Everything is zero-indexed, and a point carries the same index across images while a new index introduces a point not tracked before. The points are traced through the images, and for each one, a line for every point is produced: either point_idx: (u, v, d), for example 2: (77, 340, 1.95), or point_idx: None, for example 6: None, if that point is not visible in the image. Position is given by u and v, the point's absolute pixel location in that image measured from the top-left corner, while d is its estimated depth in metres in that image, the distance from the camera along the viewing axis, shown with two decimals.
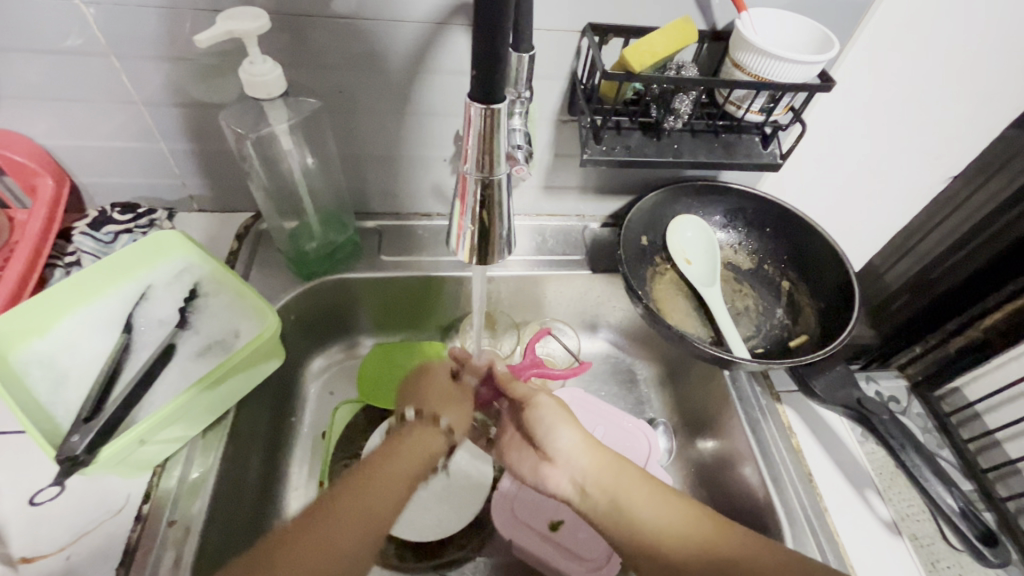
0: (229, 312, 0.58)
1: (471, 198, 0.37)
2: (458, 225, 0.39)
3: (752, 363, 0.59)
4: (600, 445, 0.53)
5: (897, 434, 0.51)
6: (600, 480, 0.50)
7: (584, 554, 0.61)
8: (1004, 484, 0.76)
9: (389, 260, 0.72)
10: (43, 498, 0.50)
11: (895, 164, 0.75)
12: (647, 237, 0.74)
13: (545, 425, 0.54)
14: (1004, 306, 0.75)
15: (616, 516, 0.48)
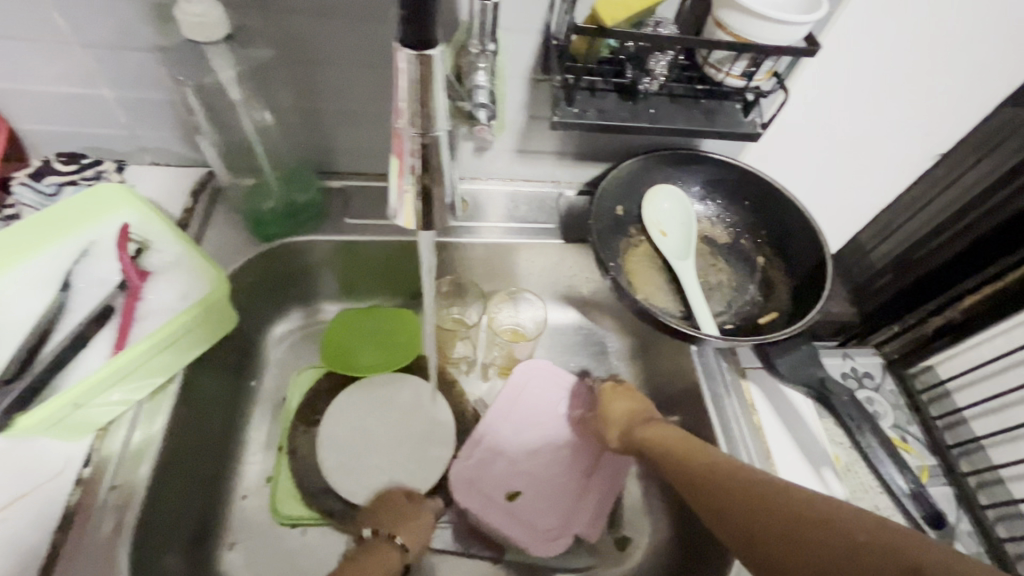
0: (178, 274, 0.55)
1: (407, 160, 0.34)
2: (397, 188, 0.36)
3: (717, 340, 0.58)
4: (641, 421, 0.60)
5: (856, 416, 0.51)
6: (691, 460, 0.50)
7: (539, 526, 0.62)
8: (966, 459, 0.80)
9: (354, 223, 0.69)
10: None
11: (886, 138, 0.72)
12: (623, 207, 0.72)
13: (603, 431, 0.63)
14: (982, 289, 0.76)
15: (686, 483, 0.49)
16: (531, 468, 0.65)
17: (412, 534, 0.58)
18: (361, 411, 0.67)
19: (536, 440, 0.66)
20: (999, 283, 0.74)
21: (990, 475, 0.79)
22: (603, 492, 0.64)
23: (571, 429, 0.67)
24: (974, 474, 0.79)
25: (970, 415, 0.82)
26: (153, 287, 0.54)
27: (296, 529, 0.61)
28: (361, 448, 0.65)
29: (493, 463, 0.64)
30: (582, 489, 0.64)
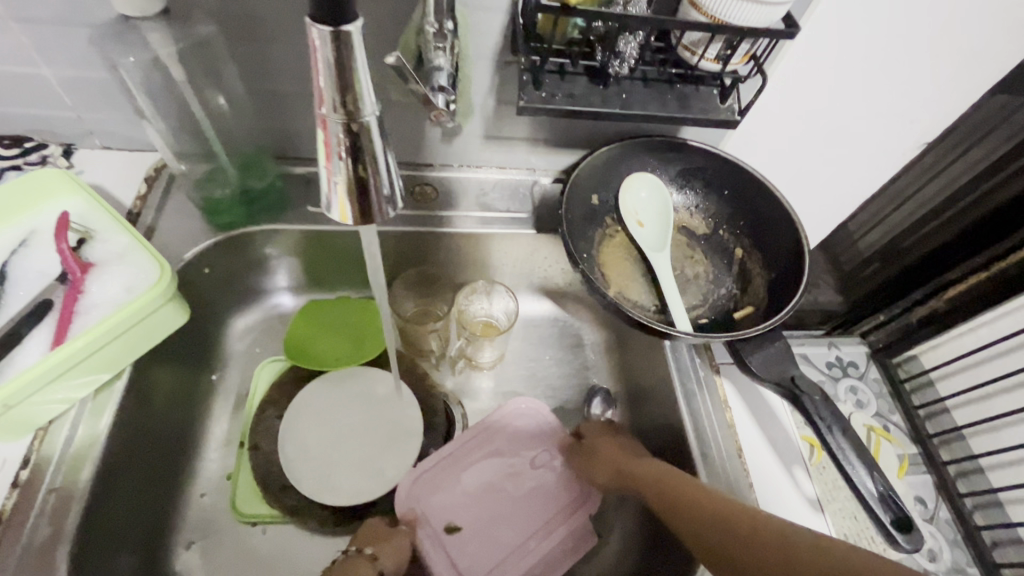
0: (124, 265, 0.52)
1: (334, 150, 0.33)
2: (327, 180, 0.35)
3: (689, 336, 0.56)
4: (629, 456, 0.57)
5: (826, 416, 0.49)
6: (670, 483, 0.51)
7: (468, 572, 0.56)
8: (946, 449, 0.80)
9: (316, 211, 0.66)
10: None
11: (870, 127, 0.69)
12: (598, 196, 0.69)
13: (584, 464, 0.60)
14: (967, 279, 0.75)
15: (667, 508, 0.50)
16: (480, 506, 0.60)
17: (389, 555, 0.53)
18: (326, 405, 0.65)
19: (496, 475, 0.62)
20: (985, 274, 0.72)
21: (969, 464, 0.79)
22: (545, 552, 0.59)
23: (537, 473, 0.62)
24: (954, 463, 0.79)
25: (952, 404, 0.82)
26: (93, 277, 0.51)
27: (255, 527, 0.59)
28: (321, 444, 0.63)
29: (442, 489, 0.60)
30: (528, 543, 0.58)
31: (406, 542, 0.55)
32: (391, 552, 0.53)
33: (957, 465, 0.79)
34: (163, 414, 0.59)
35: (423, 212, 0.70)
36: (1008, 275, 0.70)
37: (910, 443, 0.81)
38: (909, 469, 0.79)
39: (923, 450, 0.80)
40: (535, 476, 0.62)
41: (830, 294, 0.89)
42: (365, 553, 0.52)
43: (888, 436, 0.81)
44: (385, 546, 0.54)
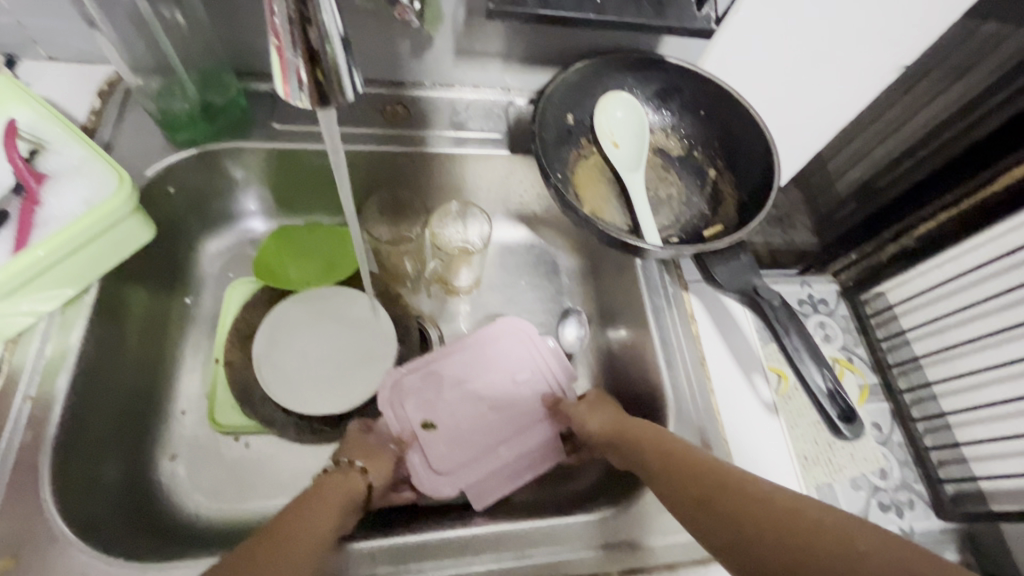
0: (80, 177, 0.50)
1: (287, 46, 0.39)
2: (282, 71, 0.40)
3: (659, 250, 0.56)
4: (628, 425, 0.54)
5: (783, 320, 0.51)
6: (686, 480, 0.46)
7: (438, 468, 0.59)
8: (904, 378, 0.81)
9: (283, 129, 0.64)
10: None
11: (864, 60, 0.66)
12: (573, 115, 0.68)
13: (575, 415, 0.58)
14: (940, 216, 0.74)
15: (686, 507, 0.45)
16: (457, 421, 0.62)
17: (379, 467, 0.55)
18: (303, 325, 0.65)
19: (476, 396, 0.63)
20: (955, 210, 0.72)
21: (925, 391, 0.80)
22: (513, 459, 0.61)
23: (515, 394, 0.64)
24: (910, 391, 0.80)
25: (913, 337, 0.82)
26: (53, 193, 0.50)
27: (238, 439, 0.61)
28: (296, 360, 0.64)
29: (420, 402, 0.62)
30: (497, 444, 0.61)
31: (390, 456, 0.57)
32: (378, 466, 0.55)
33: (913, 393, 0.80)
34: (138, 332, 0.59)
35: (394, 131, 0.68)
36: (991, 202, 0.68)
37: (871, 373, 0.82)
38: (869, 397, 0.80)
39: (884, 380, 0.81)
40: (513, 396, 0.64)
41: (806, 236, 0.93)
42: (357, 466, 0.53)
43: (851, 367, 0.82)
44: (370, 462, 0.54)
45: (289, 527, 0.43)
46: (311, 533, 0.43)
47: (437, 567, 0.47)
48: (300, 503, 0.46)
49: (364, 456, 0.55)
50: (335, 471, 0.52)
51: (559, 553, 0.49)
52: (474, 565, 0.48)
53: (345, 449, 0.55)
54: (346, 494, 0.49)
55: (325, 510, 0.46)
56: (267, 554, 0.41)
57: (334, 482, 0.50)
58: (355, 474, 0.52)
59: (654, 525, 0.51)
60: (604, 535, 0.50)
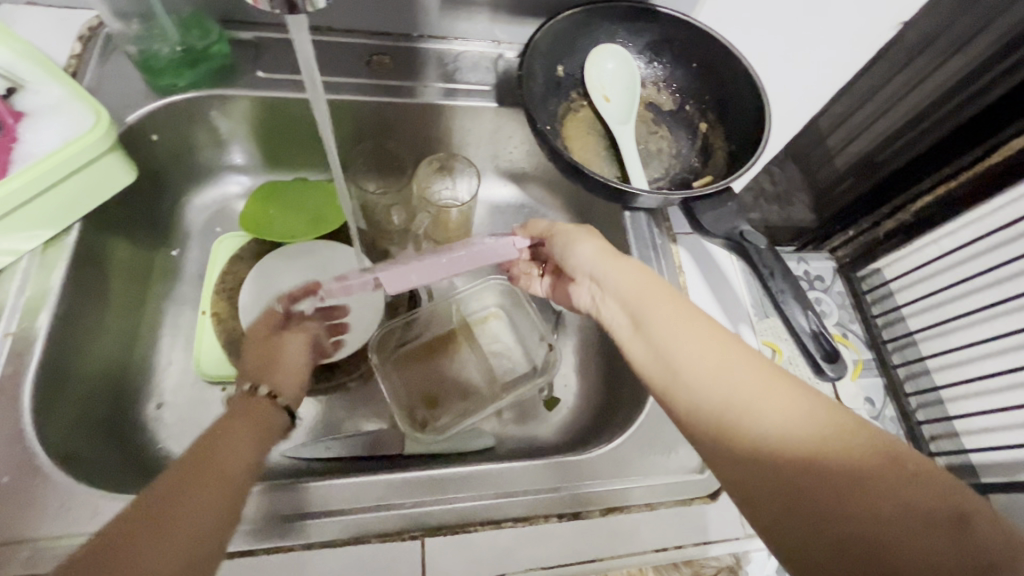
0: (58, 114, 0.50)
1: None
2: None
3: (647, 196, 0.56)
4: (647, 283, 0.47)
5: (770, 264, 0.51)
6: (685, 368, 0.41)
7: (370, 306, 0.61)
8: (898, 354, 0.77)
9: (267, 78, 0.62)
10: None
11: (857, 16, 0.64)
12: (563, 67, 0.67)
13: (562, 249, 0.52)
14: (937, 189, 0.73)
15: (680, 396, 0.41)
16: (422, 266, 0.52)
17: (286, 374, 0.47)
18: (294, 279, 0.66)
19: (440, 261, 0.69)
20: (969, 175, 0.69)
21: (918, 366, 0.77)
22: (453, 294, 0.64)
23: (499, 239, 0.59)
24: (905, 366, 0.76)
25: (908, 312, 0.80)
26: (31, 129, 0.49)
27: (225, 389, 0.62)
28: None
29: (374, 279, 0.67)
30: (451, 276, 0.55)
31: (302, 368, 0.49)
32: (286, 381, 0.47)
33: (906, 367, 0.76)
34: (123, 278, 0.59)
35: (380, 82, 0.67)
36: (996, 171, 0.67)
37: (865, 349, 0.77)
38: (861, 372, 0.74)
39: (878, 355, 0.76)
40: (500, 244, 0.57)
41: (803, 212, 0.93)
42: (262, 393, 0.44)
43: (844, 341, 0.77)
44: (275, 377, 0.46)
45: (183, 496, 0.34)
46: (218, 494, 0.36)
47: (418, 504, 0.48)
48: (194, 459, 0.37)
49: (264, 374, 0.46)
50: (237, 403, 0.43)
51: (537, 492, 0.49)
52: (454, 502, 0.48)
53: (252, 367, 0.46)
54: (254, 437, 0.41)
55: (231, 458, 0.38)
56: (155, 539, 0.32)
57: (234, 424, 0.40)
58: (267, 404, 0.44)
59: (634, 469, 0.52)
60: (581, 477, 0.50)
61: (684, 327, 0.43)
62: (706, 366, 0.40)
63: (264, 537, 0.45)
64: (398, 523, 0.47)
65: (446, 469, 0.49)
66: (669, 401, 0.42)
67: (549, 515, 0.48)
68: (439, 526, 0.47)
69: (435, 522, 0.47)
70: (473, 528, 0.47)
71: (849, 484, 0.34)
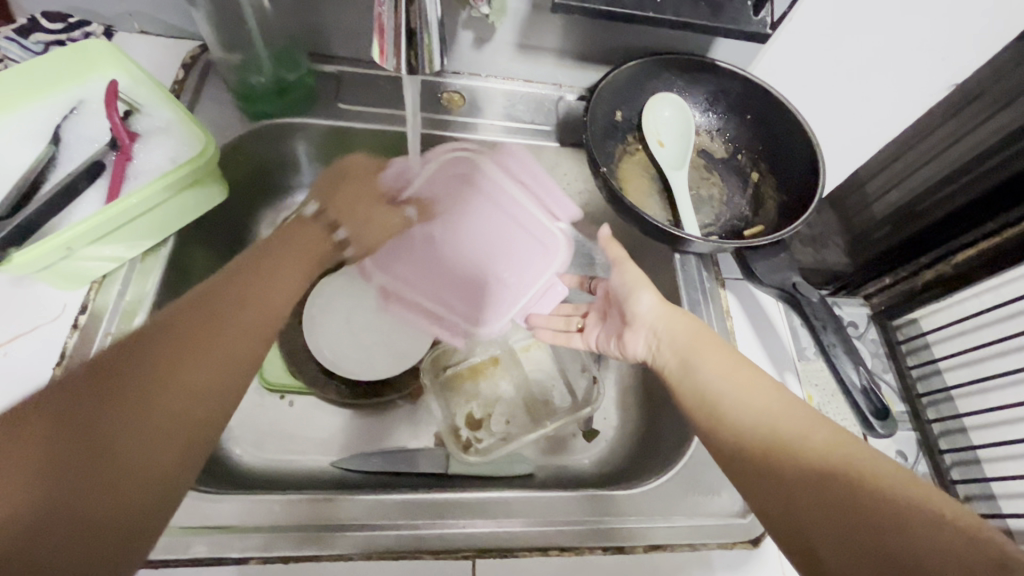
0: (169, 138, 0.55)
1: (389, 29, 0.47)
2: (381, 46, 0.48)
3: (702, 243, 0.58)
4: (706, 341, 0.52)
5: (823, 317, 0.53)
6: (734, 401, 0.47)
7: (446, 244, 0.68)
8: (933, 409, 0.74)
9: (347, 109, 0.67)
10: None
11: (911, 78, 0.67)
12: (622, 112, 0.71)
13: (626, 290, 0.56)
14: (979, 244, 0.72)
15: (727, 426, 0.46)
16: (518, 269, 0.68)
17: (349, 211, 0.59)
18: (352, 299, 0.69)
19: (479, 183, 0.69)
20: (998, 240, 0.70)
21: (953, 424, 0.75)
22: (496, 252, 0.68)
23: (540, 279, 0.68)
24: (939, 423, 0.73)
25: (944, 366, 0.79)
26: (144, 151, 0.54)
27: (284, 398, 0.65)
28: (343, 329, 0.67)
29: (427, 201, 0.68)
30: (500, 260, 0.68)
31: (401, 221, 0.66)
32: (354, 227, 0.60)
33: (941, 425, 0.73)
34: None
35: (449, 118, 0.71)
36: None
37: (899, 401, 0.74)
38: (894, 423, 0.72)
39: (911, 408, 0.74)
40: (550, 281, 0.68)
41: (837, 255, 0.92)
42: (334, 234, 0.57)
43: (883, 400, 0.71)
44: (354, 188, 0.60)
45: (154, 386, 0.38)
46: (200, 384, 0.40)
47: (466, 524, 0.50)
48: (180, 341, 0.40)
49: (345, 214, 0.59)
50: (298, 225, 0.55)
51: (543, 524, 0.50)
52: (504, 525, 0.50)
53: (303, 239, 0.54)
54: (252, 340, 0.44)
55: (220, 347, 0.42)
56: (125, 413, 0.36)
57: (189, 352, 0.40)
58: (325, 233, 0.57)
59: (677, 508, 0.53)
60: (623, 512, 0.52)
61: (734, 373, 0.49)
62: (765, 402, 0.46)
63: (321, 546, 0.47)
64: (445, 541, 0.49)
65: (478, 494, 0.51)
66: (709, 426, 0.48)
67: (593, 546, 0.50)
68: (489, 547, 0.49)
69: (485, 543, 0.49)
70: (519, 552, 0.49)
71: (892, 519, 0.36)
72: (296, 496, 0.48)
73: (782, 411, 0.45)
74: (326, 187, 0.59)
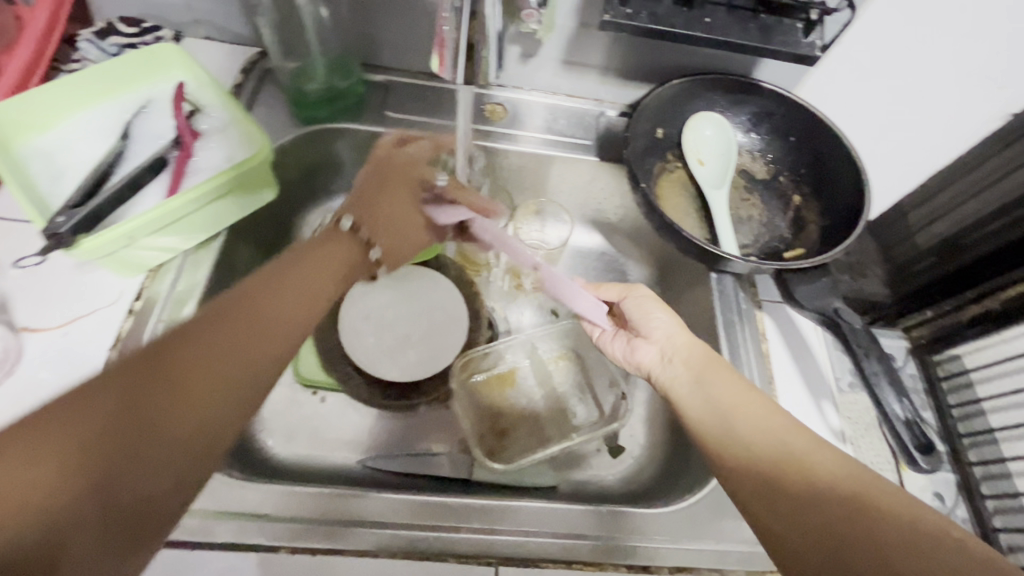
0: (227, 137, 0.58)
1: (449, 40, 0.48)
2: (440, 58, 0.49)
3: (741, 262, 0.58)
4: (712, 360, 0.52)
5: (867, 346, 0.53)
6: (738, 425, 0.46)
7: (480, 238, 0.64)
8: (976, 453, 0.67)
9: (393, 117, 0.70)
10: (26, 264, 0.53)
11: (965, 103, 0.66)
12: (662, 130, 0.71)
13: (640, 309, 0.57)
14: None
15: (731, 449, 0.45)
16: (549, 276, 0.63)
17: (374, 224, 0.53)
18: (386, 301, 0.70)
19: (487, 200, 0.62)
20: None
21: None
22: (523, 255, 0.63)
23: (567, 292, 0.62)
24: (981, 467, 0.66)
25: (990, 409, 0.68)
26: (204, 149, 0.57)
27: (316, 395, 0.66)
28: (377, 330, 0.68)
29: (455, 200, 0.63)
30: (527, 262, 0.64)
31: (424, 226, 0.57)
32: (390, 246, 0.55)
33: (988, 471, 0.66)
34: None
35: (491, 129, 0.73)
36: None
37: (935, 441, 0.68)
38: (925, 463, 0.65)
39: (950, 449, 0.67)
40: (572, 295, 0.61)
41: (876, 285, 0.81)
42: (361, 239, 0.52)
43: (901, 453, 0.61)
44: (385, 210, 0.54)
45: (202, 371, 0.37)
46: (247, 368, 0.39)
47: (491, 531, 0.50)
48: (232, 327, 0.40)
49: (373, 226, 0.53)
50: (331, 234, 0.51)
51: (569, 536, 0.50)
52: (529, 534, 0.50)
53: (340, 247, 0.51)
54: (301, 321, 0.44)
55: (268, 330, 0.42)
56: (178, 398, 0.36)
57: (255, 348, 0.40)
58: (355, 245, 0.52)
59: (706, 531, 0.52)
60: (650, 531, 0.51)
61: (742, 393, 0.48)
62: (767, 428, 0.45)
63: (349, 541, 0.48)
64: (449, 545, 0.48)
65: (503, 501, 0.51)
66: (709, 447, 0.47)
67: (617, 564, 0.49)
68: (514, 555, 0.49)
69: (509, 550, 0.49)
70: (542, 564, 0.49)
71: (908, 547, 0.37)
72: (312, 491, 0.49)
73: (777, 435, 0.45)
74: (362, 192, 0.54)
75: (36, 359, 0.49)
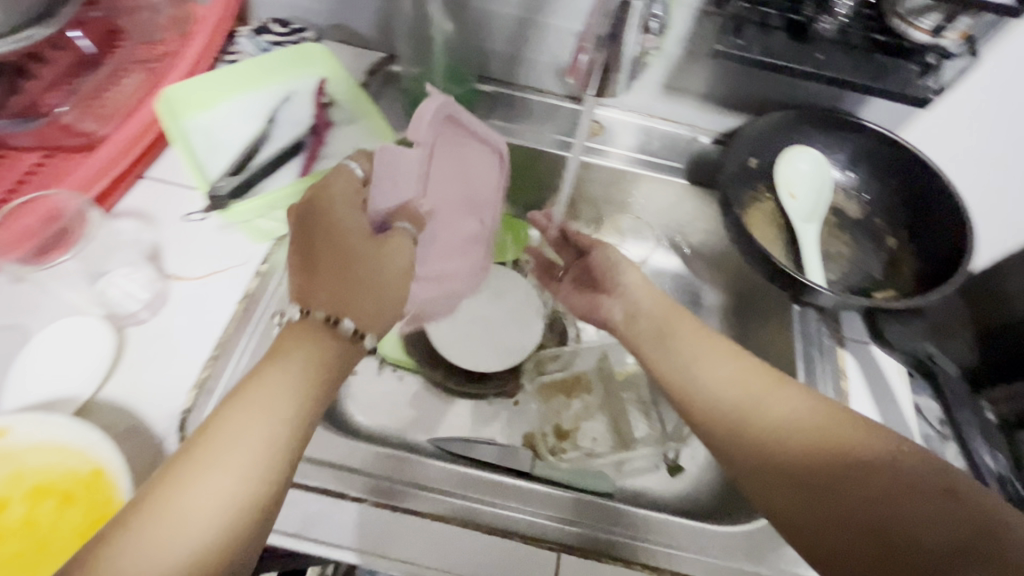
0: (356, 130, 0.65)
1: None
2: None
3: (831, 296, 0.58)
4: (682, 319, 0.56)
5: (960, 394, 0.57)
6: (707, 379, 0.51)
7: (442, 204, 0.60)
8: None
9: (497, 124, 0.75)
10: (194, 218, 0.61)
11: None
12: (756, 159, 0.71)
13: (610, 264, 0.62)
14: None
15: (697, 399, 0.51)
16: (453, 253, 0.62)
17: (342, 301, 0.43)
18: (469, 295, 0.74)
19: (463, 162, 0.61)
20: None
21: None
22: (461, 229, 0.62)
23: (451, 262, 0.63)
24: None
25: None
26: (336, 138, 0.65)
27: (395, 372, 0.71)
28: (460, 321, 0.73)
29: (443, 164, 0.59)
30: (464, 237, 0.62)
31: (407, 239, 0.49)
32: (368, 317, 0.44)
33: None
34: None
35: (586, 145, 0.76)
36: None
37: None
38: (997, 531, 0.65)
39: None
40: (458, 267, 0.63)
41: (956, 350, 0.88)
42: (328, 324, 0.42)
43: None
44: (366, 271, 0.45)
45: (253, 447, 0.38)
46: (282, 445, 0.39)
47: (553, 520, 0.52)
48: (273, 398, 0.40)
49: (338, 302, 0.43)
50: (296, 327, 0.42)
51: (631, 536, 0.52)
52: (592, 529, 0.52)
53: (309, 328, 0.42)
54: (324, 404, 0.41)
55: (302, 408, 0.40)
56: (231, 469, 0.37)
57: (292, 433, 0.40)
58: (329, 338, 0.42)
59: (768, 558, 0.52)
60: (712, 548, 0.51)
61: (708, 347, 0.53)
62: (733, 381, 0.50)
63: (417, 508, 0.51)
64: (509, 523, 0.51)
65: (567, 493, 0.54)
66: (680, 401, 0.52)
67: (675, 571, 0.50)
68: (575, 546, 0.51)
69: (569, 540, 0.51)
70: (603, 560, 0.50)
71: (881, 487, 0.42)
72: (379, 449, 0.53)
73: (730, 380, 0.50)
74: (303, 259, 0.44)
75: (178, 303, 0.57)
